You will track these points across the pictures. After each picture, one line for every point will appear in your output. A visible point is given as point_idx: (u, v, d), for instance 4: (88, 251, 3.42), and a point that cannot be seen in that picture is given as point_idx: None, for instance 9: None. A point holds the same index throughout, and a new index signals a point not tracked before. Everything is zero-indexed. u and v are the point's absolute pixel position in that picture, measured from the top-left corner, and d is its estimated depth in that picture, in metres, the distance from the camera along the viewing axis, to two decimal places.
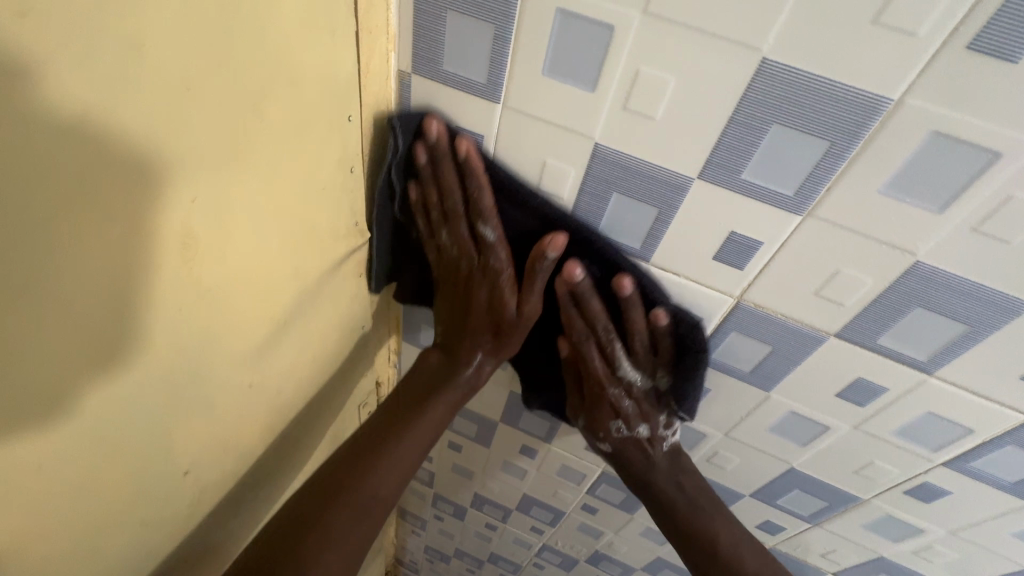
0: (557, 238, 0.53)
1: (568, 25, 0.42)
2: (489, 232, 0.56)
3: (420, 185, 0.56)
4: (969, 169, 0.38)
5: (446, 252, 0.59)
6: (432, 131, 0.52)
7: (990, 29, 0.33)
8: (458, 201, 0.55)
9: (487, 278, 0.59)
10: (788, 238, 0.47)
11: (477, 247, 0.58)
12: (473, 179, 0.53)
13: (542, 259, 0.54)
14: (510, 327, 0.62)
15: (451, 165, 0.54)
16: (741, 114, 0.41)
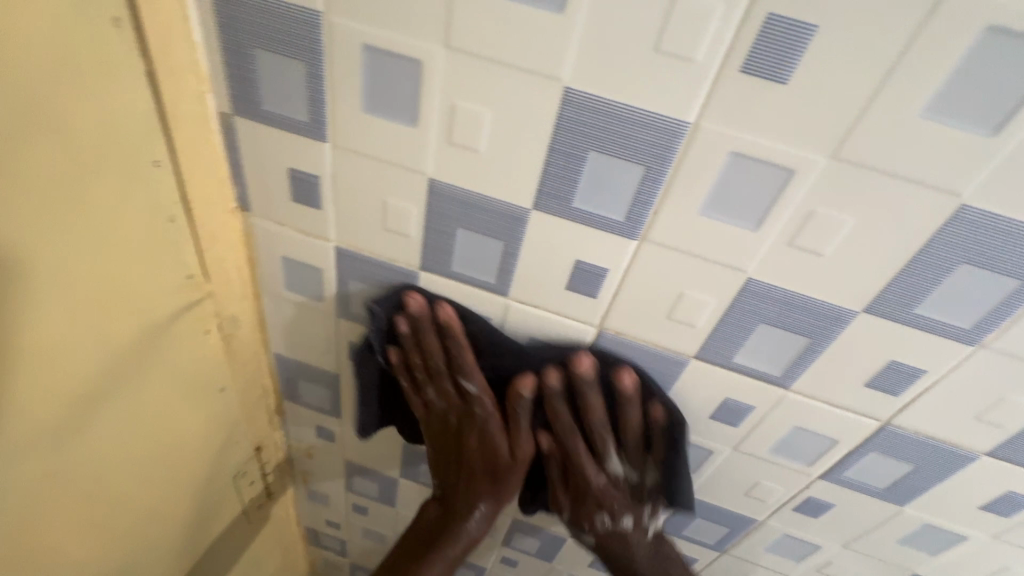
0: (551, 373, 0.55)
1: (376, 61, 0.41)
2: (522, 422, 0.59)
3: (401, 350, 0.60)
4: (771, 187, 0.39)
5: (434, 407, 0.62)
6: (411, 305, 0.55)
7: (755, 53, 0.34)
8: (440, 360, 0.59)
9: (472, 423, 0.61)
10: (629, 264, 0.47)
11: (463, 399, 0.61)
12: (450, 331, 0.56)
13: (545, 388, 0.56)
14: (504, 467, 0.61)
15: (431, 330, 0.57)
16: (558, 144, 0.41)
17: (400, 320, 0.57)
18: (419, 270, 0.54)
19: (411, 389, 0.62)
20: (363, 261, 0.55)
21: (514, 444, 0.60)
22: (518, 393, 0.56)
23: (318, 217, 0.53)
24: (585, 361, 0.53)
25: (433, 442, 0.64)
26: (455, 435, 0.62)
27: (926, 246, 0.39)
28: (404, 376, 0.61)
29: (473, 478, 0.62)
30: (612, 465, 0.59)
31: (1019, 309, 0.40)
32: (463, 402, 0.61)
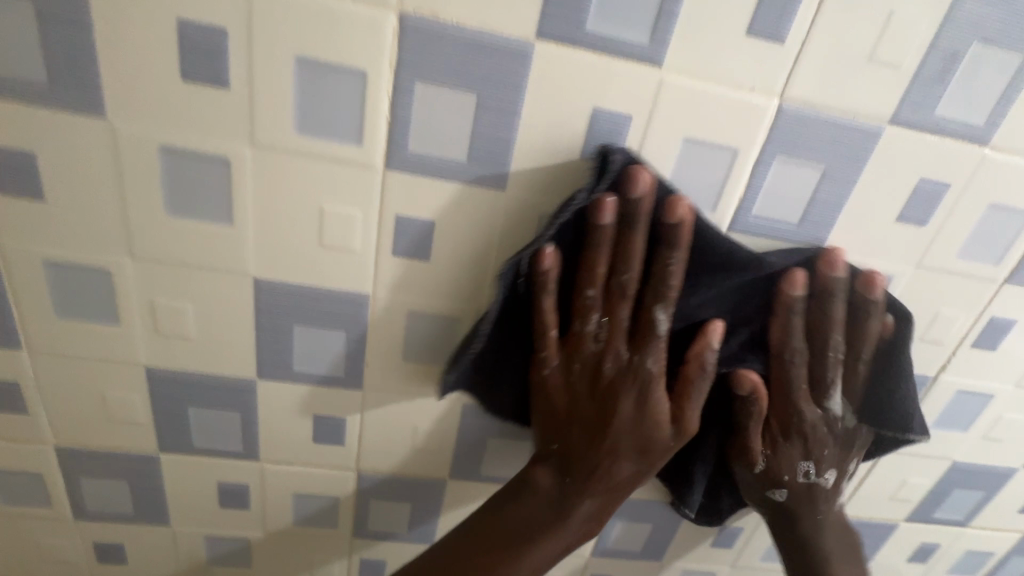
0: (713, 325, 0.45)
1: (62, 273, 0.42)
2: (590, 321, 0.43)
3: (589, 311, 0.43)
4: (451, 333, 0.48)
5: (581, 360, 0.45)
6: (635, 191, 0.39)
7: (400, 241, 0.43)
8: (599, 281, 0.42)
9: (630, 382, 0.44)
10: (363, 409, 0.51)
11: (631, 356, 0.44)
12: (597, 237, 0.41)
13: (630, 206, 0.40)
14: (659, 449, 0.46)
15: (633, 230, 0.40)
16: (264, 322, 0.46)
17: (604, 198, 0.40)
18: (158, 452, 0.52)
19: (600, 296, 0.43)
20: (93, 455, 0.52)
21: (576, 323, 0.44)
22: (703, 357, 0.44)
23: (28, 422, 0.49)
24: (684, 200, 0.40)
25: (540, 417, 0.47)
26: (605, 392, 0.45)
27: None
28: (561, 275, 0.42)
29: (589, 477, 0.46)
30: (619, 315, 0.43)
31: None
32: (606, 344, 0.44)
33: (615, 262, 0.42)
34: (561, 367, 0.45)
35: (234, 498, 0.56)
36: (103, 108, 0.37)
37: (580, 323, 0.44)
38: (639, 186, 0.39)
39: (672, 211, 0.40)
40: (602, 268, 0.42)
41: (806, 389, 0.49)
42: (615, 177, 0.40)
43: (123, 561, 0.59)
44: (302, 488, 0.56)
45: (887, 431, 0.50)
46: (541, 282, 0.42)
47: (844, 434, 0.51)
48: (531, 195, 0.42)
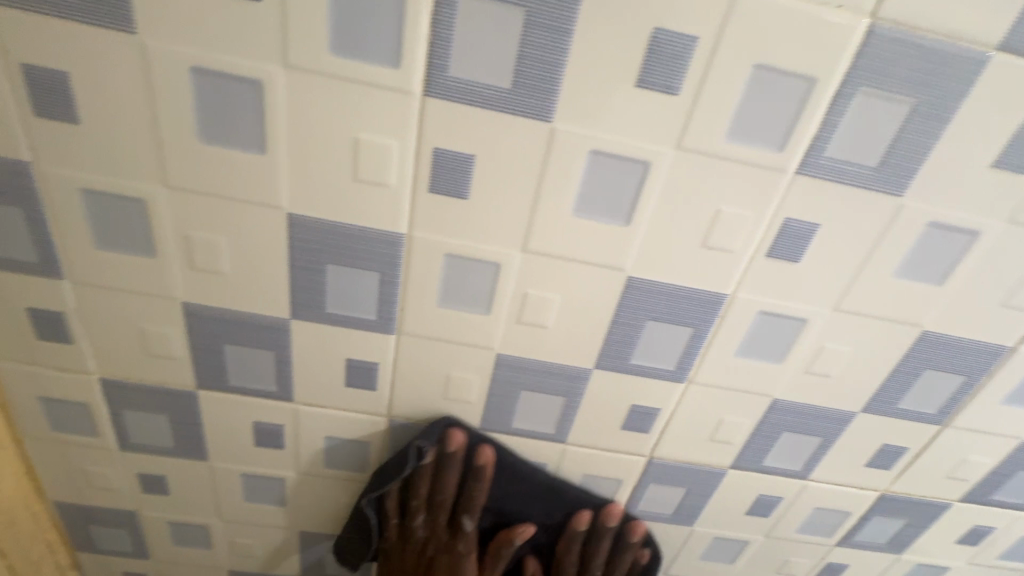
0: (484, 451, 0.54)
1: (99, 201, 0.42)
2: (418, 520, 0.56)
3: (449, 514, 0.56)
4: (487, 279, 0.45)
5: (435, 540, 0.56)
6: (483, 455, 0.54)
7: (437, 176, 0.41)
8: (450, 496, 0.55)
9: (449, 560, 0.56)
10: (395, 355, 0.50)
11: (451, 536, 0.56)
12: (433, 493, 0.55)
13: (447, 454, 0.53)
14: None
15: (459, 472, 0.54)
16: (297, 259, 0.45)
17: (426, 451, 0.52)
18: (196, 388, 0.53)
19: (458, 518, 0.56)
20: (134, 388, 0.53)
21: (411, 518, 0.56)
22: (510, 543, 0.56)
23: (73, 352, 0.50)
24: (486, 448, 0.54)
25: (397, 556, 0.57)
26: (427, 566, 0.56)
27: (618, 312, 0.47)
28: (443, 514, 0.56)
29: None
30: (467, 527, 0.56)
31: (702, 350, 0.50)
32: (451, 536, 0.56)
33: (468, 484, 0.55)
34: (427, 524, 0.56)
35: (268, 437, 0.57)
36: (132, 22, 0.35)
37: (416, 521, 0.56)
38: (612, 518, 0.58)
39: (480, 455, 0.54)
40: (452, 486, 0.55)
41: (576, 571, 0.59)
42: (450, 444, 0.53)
43: (166, 492, 0.62)
44: (334, 432, 0.56)
45: None
46: (445, 458, 0.53)
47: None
48: (579, 128, 0.39)
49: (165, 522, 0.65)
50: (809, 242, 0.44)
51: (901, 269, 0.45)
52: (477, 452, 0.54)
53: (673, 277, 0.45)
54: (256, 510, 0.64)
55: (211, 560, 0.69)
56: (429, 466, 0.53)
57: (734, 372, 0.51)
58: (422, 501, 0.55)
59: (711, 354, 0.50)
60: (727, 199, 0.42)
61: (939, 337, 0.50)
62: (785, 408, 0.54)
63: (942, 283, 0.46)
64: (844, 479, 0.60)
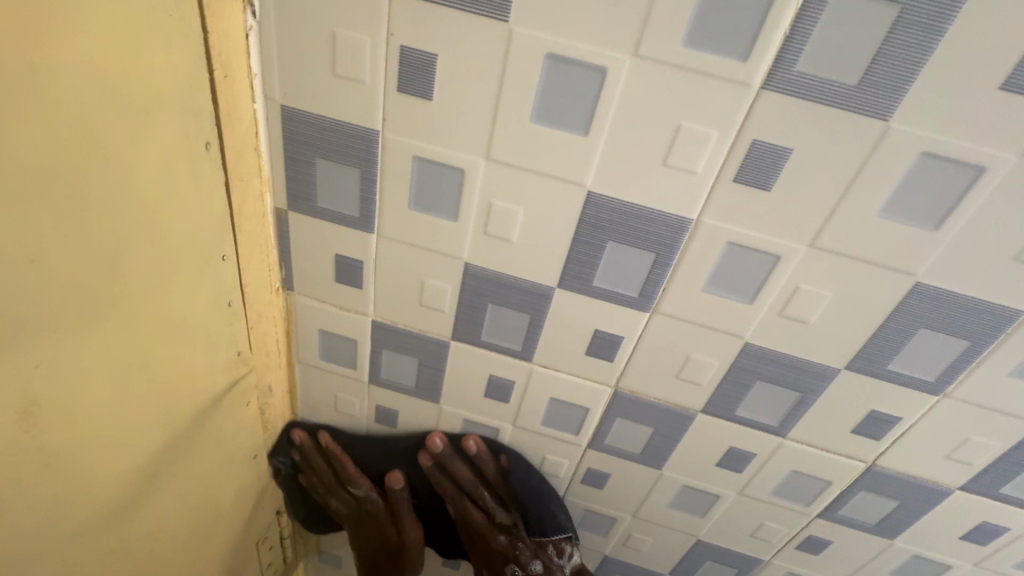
0: (468, 441, 0.67)
1: (426, 168, 0.48)
2: (331, 501, 0.74)
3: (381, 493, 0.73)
4: (762, 269, 0.47)
5: (345, 508, 0.74)
6: (437, 443, 0.67)
7: (746, 166, 0.42)
8: (329, 476, 0.72)
9: (371, 519, 0.73)
10: (641, 331, 0.53)
11: (358, 503, 0.73)
12: (344, 462, 0.72)
13: (439, 455, 0.68)
14: (487, 537, 0.69)
15: (316, 451, 0.72)
16: (581, 234, 0.48)
17: (293, 451, 0.73)
18: (450, 339, 0.59)
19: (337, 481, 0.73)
20: (397, 332, 0.60)
21: (329, 497, 0.74)
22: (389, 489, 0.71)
23: (358, 295, 0.58)
24: (435, 436, 0.68)
25: (352, 529, 0.74)
26: (374, 525, 0.73)
27: (889, 317, 0.47)
28: (309, 474, 0.73)
29: (386, 543, 0.73)
30: (353, 490, 0.72)
31: (972, 365, 0.48)
32: (358, 503, 0.73)
33: (334, 462, 0.72)
34: (361, 492, 0.72)
35: (497, 390, 0.63)
36: (507, 12, 0.39)
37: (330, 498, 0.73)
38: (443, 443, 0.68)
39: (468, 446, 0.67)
40: (344, 465, 0.72)
41: (468, 478, 0.69)
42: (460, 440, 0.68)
43: (393, 424, 0.70)
44: (558, 394, 0.61)
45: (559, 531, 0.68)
46: (305, 446, 0.72)
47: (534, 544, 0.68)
48: (918, 129, 0.38)
49: None
50: None
51: None
52: (466, 444, 0.67)
53: (968, 287, 0.44)
54: None
55: None
56: (306, 445, 0.72)
57: (1001, 391, 0.49)
58: (343, 504, 0.73)
59: (981, 370, 0.48)
60: None
61: None
62: None
63: None
64: None
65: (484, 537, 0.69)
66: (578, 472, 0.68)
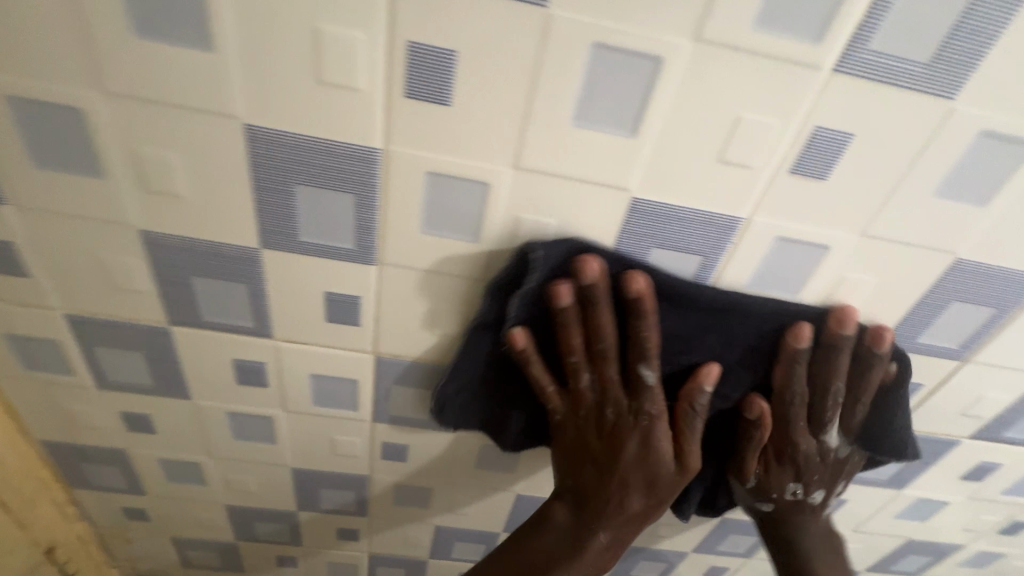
0: (634, 275, 0.42)
1: (31, 112, 0.37)
2: (582, 380, 0.47)
3: (586, 362, 0.46)
4: (475, 199, 0.41)
5: (582, 397, 0.47)
6: (634, 285, 0.42)
7: (413, 77, 0.35)
8: (588, 342, 0.45)
9: (630, 422, 0.47)
10: (377, 287, 0.46)
11: (600, 395, 0.47)
12: (575, 311, 0.44)
13: (584, 290, 0.42)
14: (668, 481, 0.48)
15: (574, 311, 0.44)
16: (262, 180, 0.40)
17: (515, 333, 0.45)
18: (169, 325, 0.49)
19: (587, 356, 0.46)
20: (103, 324, 0.50)
21: (571, 380, 0.47)
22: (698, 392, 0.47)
23: (30, 286, 0.47)
24: (638, 277, 0.42)
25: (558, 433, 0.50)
26: (622, 423, 0.47)
27: (620, 239, 0.43)
28: (534, 364, 0.47)
29: (601, 508, 0.48)
30: (643, 373, 0.46)
31: (711, 280, 0.45)
32: (630, 395, 0.47)
33: (582, 314, 0.44)
34: (592, 379, 0.47)
35: (251, 374, 0.54)
36: None
37: (579, 378, 0.47)
38: (636, 283, 0.42)
39: (630, 282, 0.42)
40: (601, 326, 0.44)
41: (611, 356, 0.45)
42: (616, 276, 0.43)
43: (152, 431, 0.60)
44: (319, 369, 0.53)
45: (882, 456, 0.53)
46: (579, 290, 0.43)
47: (837, 460, 0.54)
48: (579, 15, 0.32)
49: (156, 460, 0.64)
50: (840, 155, 0.38)
51: (942, 187, 0.40)
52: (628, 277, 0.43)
53: (683, 198, 0.40)
54: (246, 448, 0.62)
55: (208, 495, 0.69)
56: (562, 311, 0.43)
57: None
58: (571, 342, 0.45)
59: (721, 283, 0.46)
60: (751, 103, 0.36)
61: (973, 266, 0.44)
62: None
63: (986, 204, 0.41)
64: None
65: (788, 447, 0.52)
66: (376, 448, 0.62)
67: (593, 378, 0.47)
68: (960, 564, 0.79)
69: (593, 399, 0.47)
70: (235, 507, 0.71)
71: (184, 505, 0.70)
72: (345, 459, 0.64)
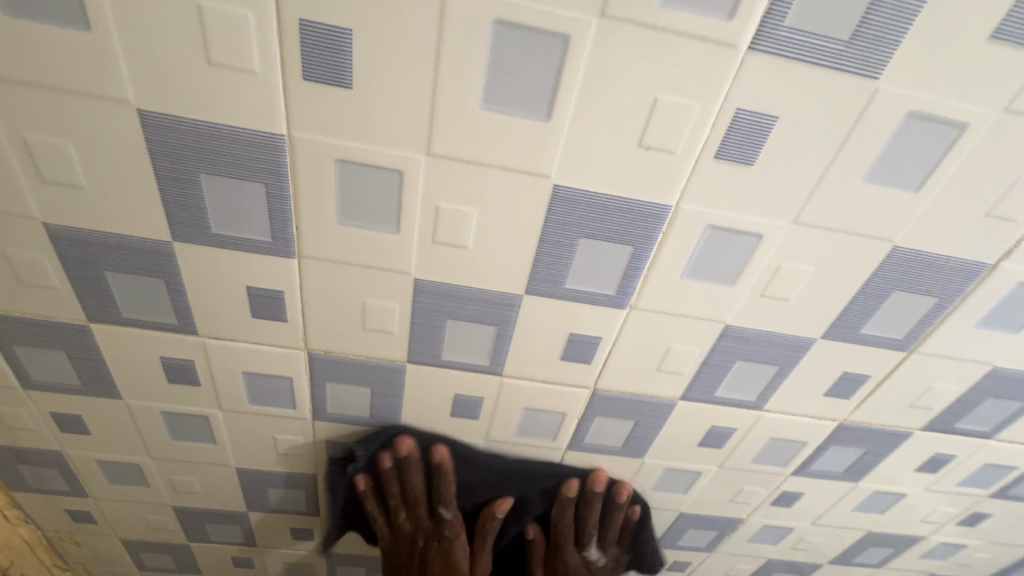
0: (439, 450, 0.57)
1: None
2: (402, 517, 0.59)
3: (410, 509, 0.59)
4: (390, 188, 0.39)
5: (422, 527, 0.59)
6: (438, 455, 0.57)
7: (310, 57, 0.33)
8: (420, 492, 0.59)
9: (441, 548, 0.58)
10: (299, 281, 0.45)
11: (436, 524, 0.59)
12: (405, 480, 0.58)
13: (403, 460, 0.57)
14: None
15: (402, 468, 0.58)
16: (164, 170, 0.38)
17: (384, 455, 0.57)
18: (88, 322, 0.48)
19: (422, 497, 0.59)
20: (19, 322, 0.48)
21: (401, 514, 0.59)
22: (493, 517, 0.59)
23: None
24: (443, 448, 0.57)
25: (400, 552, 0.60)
26: (433, 552, 0.59)
27: (546, 229, 0.41)
28: (371, 500, 0.60)
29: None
30: (445, 515, 0.59)
31: (644, 271, 0.44)
32: (435, 528, 0.59)
33: (408, 474, 0.58)
34: (454, 515, 0.59)
35: (181, 373, 0.52)
36: None
37: (422, 513, 0.59)
38: (445, 453, 0.57)
39: (436, 453, 0.57)
40: (409, 480, 0.58)
41: (421, 501, 0.59)
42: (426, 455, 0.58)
43: (86, 432, 0.58)
44: (250, 367, 0.52)
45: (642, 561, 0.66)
46: (402, 463, 0.57)
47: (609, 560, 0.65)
48: None
49: (95, 461, 0.62)
50: (764, 139, 0.37)
51: (872, 172, 0.38)
52: (434, 452, 0.57)
53: (606, 185, 0.39)
54: (184, 448, 0.60)
55: (153, 497, 0.67)
56: (390, 472, 0.58)
57: (679, 296, 0.46)
58: (403, 483, 0.58)
59: (654, 274, 0.44)
60: (667, 83, 0.34)
61: (910, 253, 0.43)
62: (737, 336, 0.49)
63: (919, 190, 0.39)
64: (802, 409, 0.56)
65: (559, 561, 0.62)
66: (320, 447, 0.61)
67: (451, 515, 0.59)
68: (922, 555, 0.79)
69: (434, 526, 0.59)
70: (183, 509, 0.70)
71: (130, 506, 0.69)
72: (289, 459, 0.62)
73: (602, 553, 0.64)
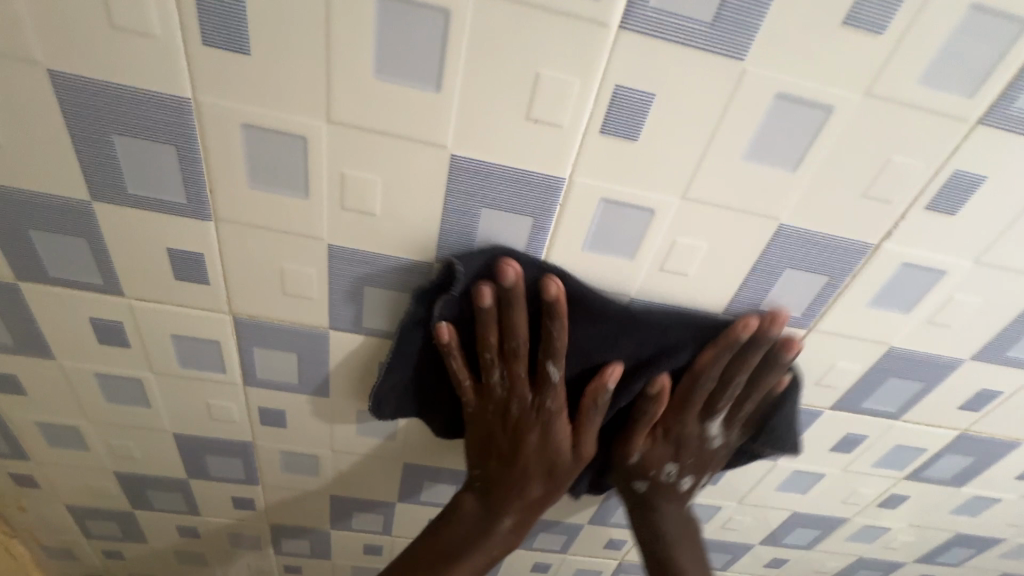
0: (549, 283, 0.46)
1: None
2: (494, 375, 0.51)
3: (495, 363, 0.51)
4: (296, 154, 0.41)
5: (492, 393, 0.53)
6: (551, 291, 0.46)
7: (207, 25, 0.35)
8: (520, 343, 0.49)
9: (538, 418, 0.53)
10: (217, 243, 0.47)
11: (538, 386, 0.52)
12: (494, 325, 0.48)
13: (503, 293, 0.46)
14: (566, 464, 0.55)
15: (518, 308, 0.47)
16: (77, 130, 0.40)
17: (484, 288, 0.47)
18: (16, 280, 0.49)
19: (496, 360, 0.50)
20: None
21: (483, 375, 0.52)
22: (603, 387, 0.51)
23: None
24: (555, 280, 0.46)
25: (480, 419, 0.55)
26: (517, 426, 0.54)
27: (449, 198, 0.43)
28: (454, 359, 0.51)
29: (506, 495, 0.56)
30: (551, 373, 0.50)
31: (547, 241, 0.46)
32: (535, 393, 0.52)
33: (507, 316, 0.48)
34: (503, 375, 0.51)
35: (111, 334, 0.54)
36: None
37: (489, 375, 0.51)
38: (553, 287, 0.46)
39: (548, 289, 0.46)
40: (507, 329, 0.49)
41: (520, 357, 0.50)
42: (536, 281, 0.47)
43: (23, 392, 0.60)
44: (178, 329, 0.54)
45: (769, 446, 0.59)
46: (504, 295, 0.47)
47: (715, 447, 0.59)
48: None
49: (34, 423, 0.63)
50: (644, 116, 0.39)
51: (752, 150, 0.41)
52: (545, 284, 0.46)
53: (501, 156, 0.41)
54: (121, 411, 0.62)
55: (94, 461, 0.69)
56: (489, 312, 0.47)
57: (583, 267, 0.48)
58: (490, 328, 0.48)
59: (557, 245, 0.46)
60: (546, 59, 0.37)
61: (798, 232, 0.46)
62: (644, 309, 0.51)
63: (797, 169, 0.42)
64: None
65: (674, 426, 0.56)
66: (253, 413, 0.63)
67: (501, 377, 0.52)
68: (847, 537, 0.82)
69: (502, 397, 0.53)
70: (124, 474, 0.71)
71: (72, 470, 0.70)
72: (224, 425, 0.64)
73: (721, 431, 0.58)
